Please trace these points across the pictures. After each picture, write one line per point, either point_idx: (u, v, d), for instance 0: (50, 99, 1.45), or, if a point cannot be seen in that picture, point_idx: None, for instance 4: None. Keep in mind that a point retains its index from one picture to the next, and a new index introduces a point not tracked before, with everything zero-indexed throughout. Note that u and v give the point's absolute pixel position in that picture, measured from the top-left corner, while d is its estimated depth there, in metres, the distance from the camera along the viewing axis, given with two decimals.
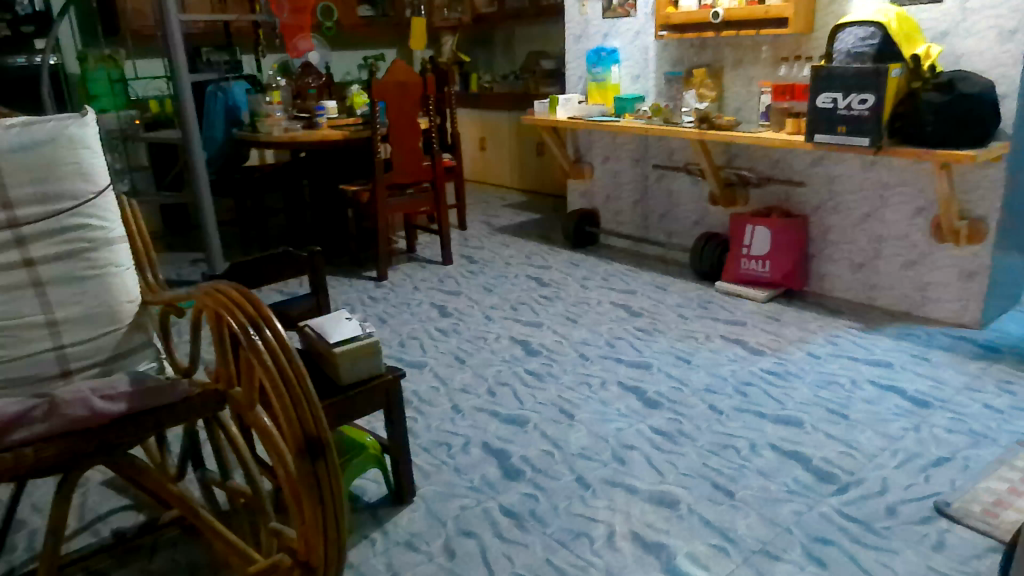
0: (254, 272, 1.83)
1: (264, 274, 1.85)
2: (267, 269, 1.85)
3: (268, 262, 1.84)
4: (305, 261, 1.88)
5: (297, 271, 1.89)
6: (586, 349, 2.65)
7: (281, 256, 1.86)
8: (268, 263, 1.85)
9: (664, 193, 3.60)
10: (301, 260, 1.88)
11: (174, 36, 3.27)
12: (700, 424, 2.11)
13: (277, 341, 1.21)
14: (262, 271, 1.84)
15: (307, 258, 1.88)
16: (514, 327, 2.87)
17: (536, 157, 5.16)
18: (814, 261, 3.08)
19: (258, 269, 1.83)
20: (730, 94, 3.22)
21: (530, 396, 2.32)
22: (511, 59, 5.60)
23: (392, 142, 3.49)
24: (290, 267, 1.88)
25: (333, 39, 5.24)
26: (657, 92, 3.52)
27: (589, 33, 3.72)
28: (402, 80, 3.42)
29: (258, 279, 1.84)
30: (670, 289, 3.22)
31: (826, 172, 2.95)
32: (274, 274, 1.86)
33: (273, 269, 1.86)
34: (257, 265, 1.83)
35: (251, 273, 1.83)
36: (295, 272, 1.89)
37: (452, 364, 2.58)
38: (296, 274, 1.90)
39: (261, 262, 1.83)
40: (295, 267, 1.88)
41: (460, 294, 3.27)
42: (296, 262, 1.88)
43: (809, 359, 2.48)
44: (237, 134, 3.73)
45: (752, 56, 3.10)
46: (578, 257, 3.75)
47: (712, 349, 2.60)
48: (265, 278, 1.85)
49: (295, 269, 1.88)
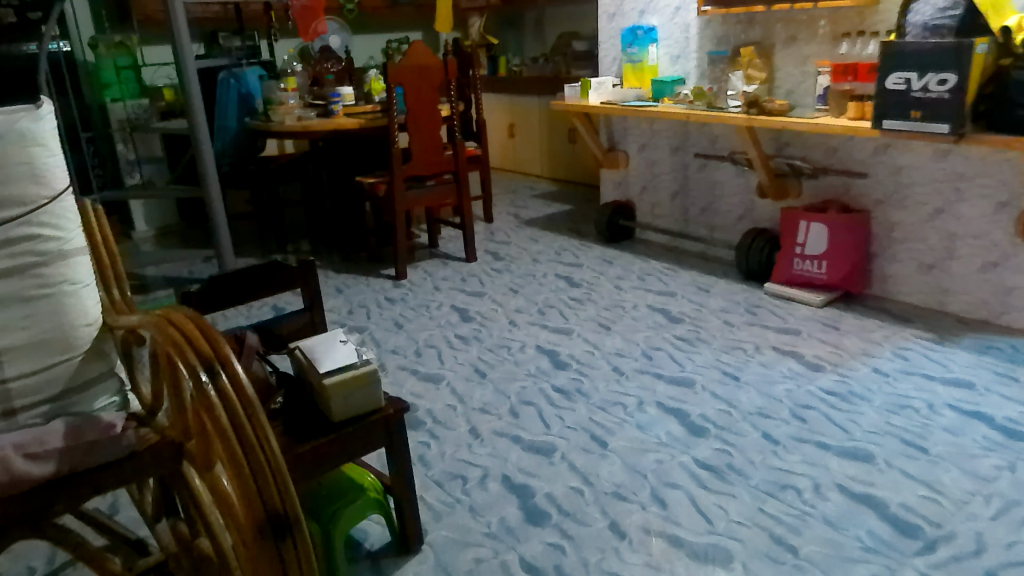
0: (225, 290, 1.55)
1: (242, 292, 1.57)
2: (245, 282, 1.57)
3: (245, 277, 1.56)
4: (293, 273, 1.60)
5: (289, 286, 1.61)
6: (620, 361, 2.38)
7: (259, 269, 1.57)
8: (242, 276, 1.56)
9: (706, 184, 3.29)
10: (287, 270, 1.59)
11: (180, 22, 3.08)
12: (753, 457, 1.83)
13: (234, 387, 0.98)
14: (240, 288, 1.56)
15: (293, 268, 1.60)
16: (540, 335, 2.61)
17: (567, 144, 4.88)
18: (876, 261, 2.77)
19: (236, 286, 1.55)
20: (781, 75, 2.88)
21: (557, 419, 2.06)
22: (542, 40, 5.30)
23: (409, 130, 3.22)
24: (269, 280, 1.58)
25: (355, 21, 4.95)
26: (699, 74, 3.19)
27: (623, 11, 3.41)
28: (423, 63, 3.15)
29: (229, 299, 1.55)
30: (713, 291, 2.93)
31: (891, 162, 2.63)
32: (249, 292, 1.57)
33: (249, 286, 1.57)
34: (232, 282, 1.55)
35: (221, 294, 1.54)
36: (284, 287, 1.61)
37: (472, 378, 2.33)
38: (283, 289, 1.61)
39: (237, 279, 1.56)
40: (279, 280, 1.59)
41: (483, 296, 3.02)
42: (283, 274, 1.60)
43: (875, 378, 2.19)
44: (250, 123, 3.52)
45: (807, 32, 2.74)
46: (612, 253, 3.48)
47: (764, 362, 2.32)
48: (244, 294, 1.57)
49: (281, 282, 1.60)
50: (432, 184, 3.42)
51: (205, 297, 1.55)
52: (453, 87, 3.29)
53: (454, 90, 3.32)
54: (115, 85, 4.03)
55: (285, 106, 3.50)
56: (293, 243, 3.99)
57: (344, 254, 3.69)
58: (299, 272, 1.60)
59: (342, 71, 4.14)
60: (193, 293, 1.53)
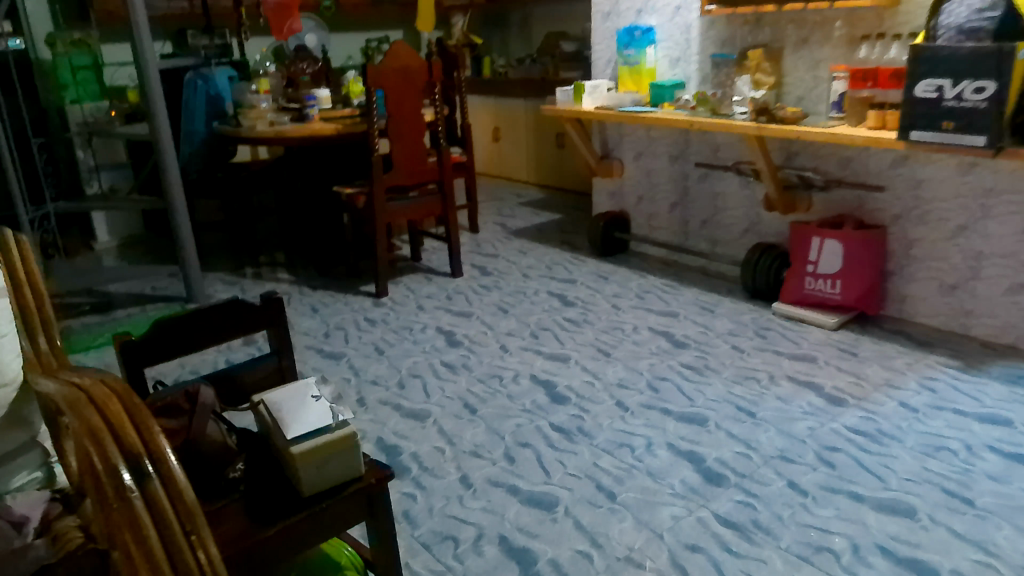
0: (174, 337, 1.27)
1: (195, 339, 1.30)
2: (199, 327, 1.29)
3: (199, 320, 1.29)
4: (257, 314, 1.34)
5: (252, 328, 1.34)
6: (624, 394, 2.17)
7: (216, 311, 1.30)
8: (195, 320, 1.29)
9: (708, 196, 3.10)
10: (249, 311, 1.33)
11: (140, 18, 2.82)
12: (780, 511, 1.64)
13: (167, 490, 0.77)
14: (192, 335, 1.29)
15: (258, 307, 1.34)
16: (535, 362, 2.40)
17: (555, 149, 4.67)
18: (893, 280, 2.58)
19: (187, 333, 1.28)
20: (791, 80, 2.69)
21: (557, 465, 1.85)
22: (528, 41, 5.09)
23: (391, 137, 2.99)
24: (229, 323, 1.31)
25: (332, 20, 4.71)
26: (701, 78, 3.00)
27: (619, 10, 3.21)
28: (407, 65, 2.92)
29: (179, 347, 1.28)
30: (718, 311, 2.73)
31: (911, 174, 2.45)
32: (204, 338, 1.31)
33: (203, 331, 1.30)
34: (183, 327, 1.28)
35: (169, 342, 1.27)
36: (246, 329, 1.34)
37: (461, 415, 2.11)
38: (245, 332, 1.34)
39: (189, 325, 1.28)
40: (240, 324, 1.32)
41: (471, 316, 2.80)
42: (245, 314, 1.33)
43: (904, 414, 2.00)
44: (219, 128, 3.28)
45: (821, 34, 2.56)
46: (606, 268, 3.28)
47: (780, 395, 2.12)
48: (197, 341, 1.30)
49: (242, 325, 1.33)
50: (416, 195, 3.19)
51: (150, 346, 1.26)
52: (437, 90, 3.07)
53: (439, 93, 3.10)
54: (71, 86, 3.74)
55: (257, 110, 3.26)
56: (266, 256, 3.75)
57: (321, 268, 3.45)
58: (265, 312, 1.34)
59: (320, 72, 3.89)
60: (137, 343, 1.24)
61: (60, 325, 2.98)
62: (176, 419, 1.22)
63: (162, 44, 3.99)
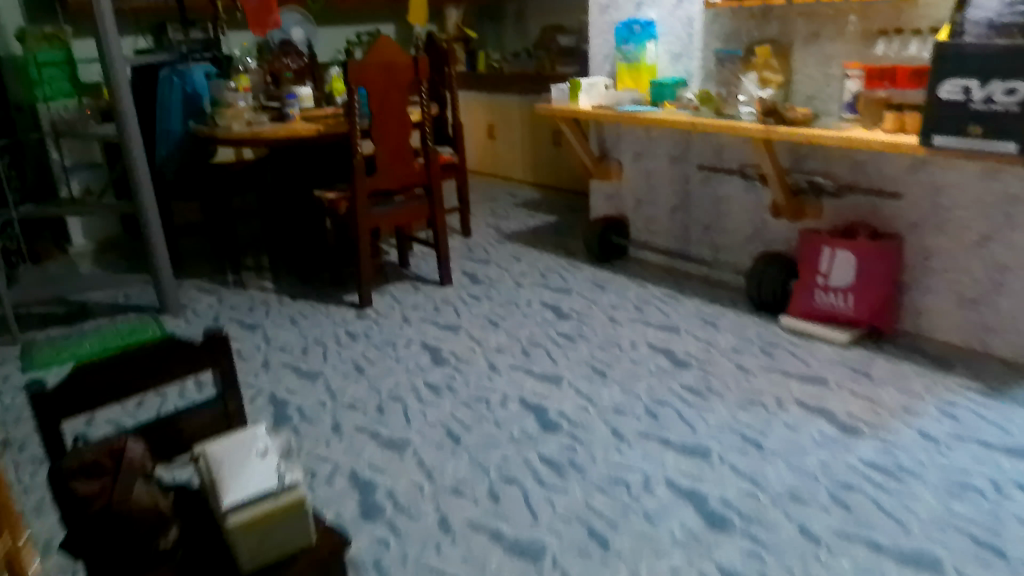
0: (96, 385, 1.11)
1: (120, 384, 1.13)
2: (125, 370, 1.13)
3: (125, 364, 1.13)
4: (195, 352, 1.17)
5: (190, 369, 1.18)
6: (620, 421, 2.00)
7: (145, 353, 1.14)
8: (120, 364, 1.13)
9: (711, 200, 2.92)
10: (185, 350, 1.16)
11: (104, 12, 2.65)
12: (791, 563, 1.48)
13: None
14: (120, 379, 1.13)
15: (196, 345, 1.17)
16: (525, 383, 2.23)
17: (551, 147, 4.49)
18: (908, 293, 2.41)
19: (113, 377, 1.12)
20: (801, 78, 2.51)
21: (546, 505, 1.69)
22: (524, 34, 4.90)
23: (374, 138, 2.81)
24: (161, 364, 1.15)
25: (319, 12, 4.51)
26: (703, 75, 2.82)
27: (617, 3, 3.03)
28: (390, 61, 2.74)
29: (101, 396, 1.11)
30: (721, 325, 2.57)
31: (929, 180, 2.28)
32: (133, 384, 1.14)
33: (131, 375, 1.14)
34: (108, 373, 1.12)
35: (91, 390, 1.11)
36: (184, 370, 1.18)
37: (443, 445, 1.94)
38: (182, 374, 1.18)
39: (113, 369, 1.12)
40: (174, 366, 1.16)
41: (459, 330, 2.63)
42: (181, 354, 1.16)
43: (924, 445, 1.84)
44: (194, 129, 3.11)
45: (833, 29, 2.38)
46: (603, 275, 3.11)
47: (789, 423, 1.96)
48: (124, 387, 1.13)
49: (176, 366, 1.16)
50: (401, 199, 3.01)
51: (68, 395, 1.09)
52: (425, 88, 2.89)
53: (426, 91, 2.92)
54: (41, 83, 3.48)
55: (233, 109, 3.09)
56: (248, 261, 3.58)
57: (303, 274, 3.28)
58: (203, 350, 1.17)
59: (304, 68, 3.72)
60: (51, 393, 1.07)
61: (24, 339, 2.81)
62: (95, 481, 1.04)
63: (137, 40, 3.81)
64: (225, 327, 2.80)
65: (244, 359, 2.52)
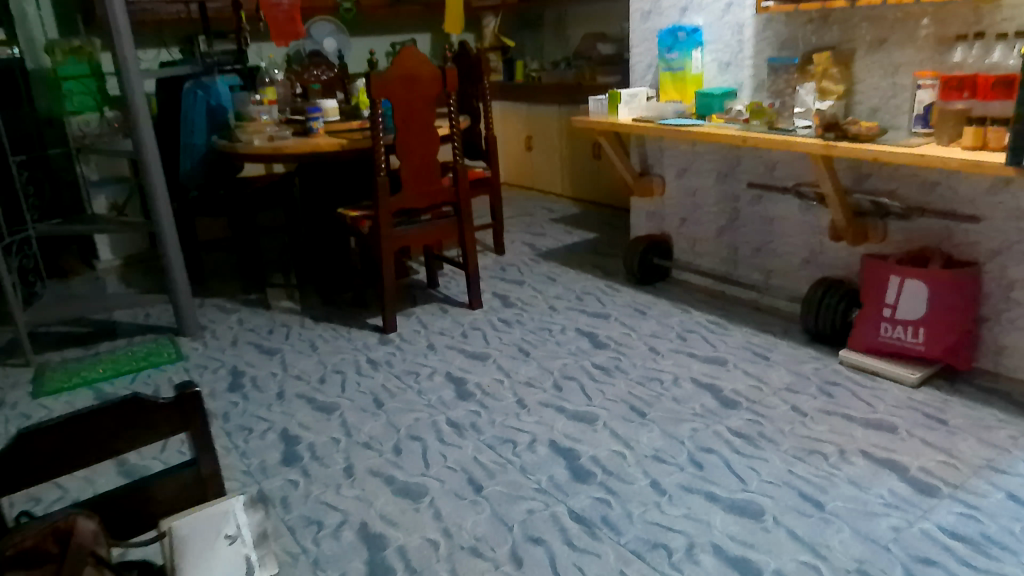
0: (63, 446, 1.06)
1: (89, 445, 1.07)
2: (97, 432, 1.08)
3: (93, 426, 1.07)
4: (161, 415, 1.10)
5: (155, 434, 1.11)
6: (660, 472, 1.80)
7: (108, 416, 1.07)
8: (86, 425, 1.07)
9: (762, 221, 2.70)
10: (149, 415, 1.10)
11: (120, 26, 2.56)
12: None
13: None
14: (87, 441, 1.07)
15: (162, 407, 1.10)
16: (555, 424, 2.04)
17: (590, 160, 4.30)
18: (987, 328, 2.16)
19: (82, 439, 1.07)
20: (864, 88, 2.28)
21: (574, 572, 1.49)
22: (563, 42, 4.72)
23: (399, 153, 2.66)
24: (126, 427, 1.09)
25: (351, 23, 4.40)
26: (754, 85, 2.60)
27: (661, 8, 2.83)
28: (413, 73, 2.59)
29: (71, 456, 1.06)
30: (774, 360, 2.34)
31: (1013, 203, 2.02)
32: (91, 451, 1.08)
33: (89, 440, 1.07)
34: (76, 433, 1.06)
35: (43, 457, 1.05)
36: (149, 434, 1.12)
37: (463, 494, 1.76)
38: (151, 438, 1.12)
39: (69, 435, 1.05)
40: (140, 430, 1.10)
41: (487, 360, 2.45)
42: (144, 415, 1.10)
43: (1016, 512, 1.59)
44: (216, 143, 3.00)
45: (902, 34, 2.15)
46: (644, 299, 2.91)
47: (854, 479, 1.73)
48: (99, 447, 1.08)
49: (139, 431, 1.10)
50: (428, 218, 2.85)
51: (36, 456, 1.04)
52: (453, 100, 2.73)
53: (455, 103, 2.76)
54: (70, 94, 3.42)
55: (255, 123, 2.97)
56: (274, 279, 3.46)
57: (327, 295, 3.14)
58: (169, 414, 1.11)
59: (333, 80, 3.60)
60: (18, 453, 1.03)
61: (38, 362, 2.72)
62: None
63: (160, 52, 3.68)
64: (243, 351, 2.67)
65: (259, 388, 2.38)
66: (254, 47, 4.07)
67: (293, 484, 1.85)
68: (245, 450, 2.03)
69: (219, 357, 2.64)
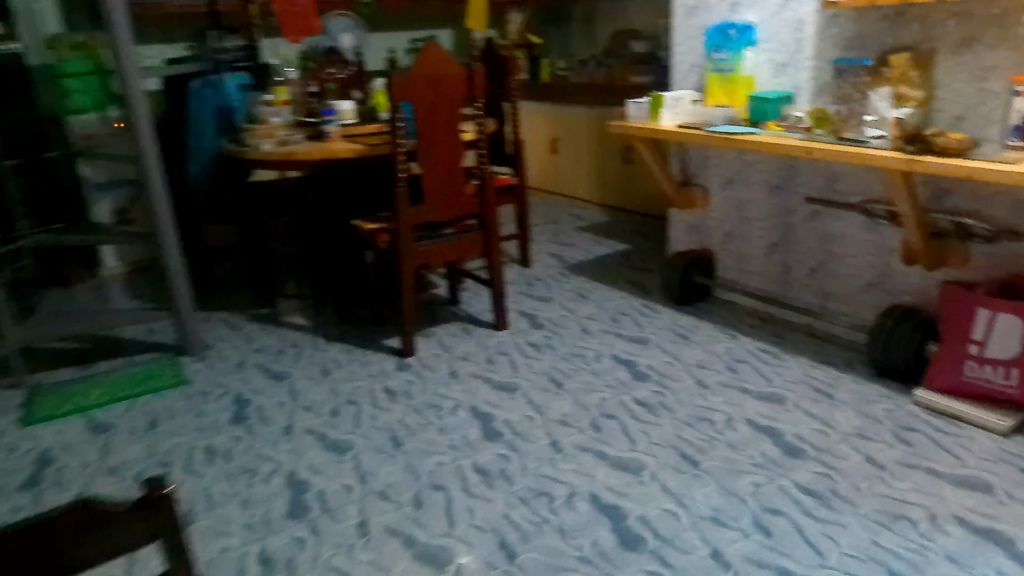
0: None
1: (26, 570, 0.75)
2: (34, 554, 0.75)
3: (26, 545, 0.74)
4: (121, 525, 0.78)
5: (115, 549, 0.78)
6: (723, 540, 1.56)
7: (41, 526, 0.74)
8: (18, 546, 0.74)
9: (820, 238, 2.45)
10: (103, 524, 0.77)
11: (120, 22, 2.34)
12: None
13: None
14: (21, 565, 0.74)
15: (122, 512, 0.78)
16: (596, 474, 1.81)
17: (621, 164, 4.05)
18: None
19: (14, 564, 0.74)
20: (946, 94, 2.02)
21: None
22: (591, 39, 4.48)
23: (420, 161, 2.43)
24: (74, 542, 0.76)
25: (371, 18, 4.18)
26: (815, 89, 2.34)
27: (709, 3, 2.57)
28: (438, 72, 2.35)
29: None
30: (838, 398, 2.09)
31: None
32: None
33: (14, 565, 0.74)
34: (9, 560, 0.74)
35: None
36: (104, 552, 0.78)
37: (495, 563, 1.53)
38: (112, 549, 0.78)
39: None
40: (94, 542, 0.77)
41: (515, 392, 2.22)
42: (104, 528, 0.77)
43: None
44: (224, 147, 2.78)
45: (995, 34, 1.89)
46: (686, 321, 2.66)
47: (952, 555, 1.48)
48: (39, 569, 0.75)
49: (92, 544, 0.77)
50: (451, 231, 2.62)
51: None
52: (480, 103, 2.50)
53: (482, 106, 2.52)
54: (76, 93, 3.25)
55: (267, 126, 2.75)
56: (285, 291, 3.24)
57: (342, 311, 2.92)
58: (132, 522, 0.78)
59: (350, 78, 3.37)
60: None
61: (30, 383, 2.51)
62: None
63: (165, 49, 3.47)
64: (250, 375, 2.45)
65: (266, 421, 2.16)
66: (267, 44, 3.79)
67: (302, 544, 1.63)
68: (247, 497, 1.81)
69: (224, 383, 2.42)
